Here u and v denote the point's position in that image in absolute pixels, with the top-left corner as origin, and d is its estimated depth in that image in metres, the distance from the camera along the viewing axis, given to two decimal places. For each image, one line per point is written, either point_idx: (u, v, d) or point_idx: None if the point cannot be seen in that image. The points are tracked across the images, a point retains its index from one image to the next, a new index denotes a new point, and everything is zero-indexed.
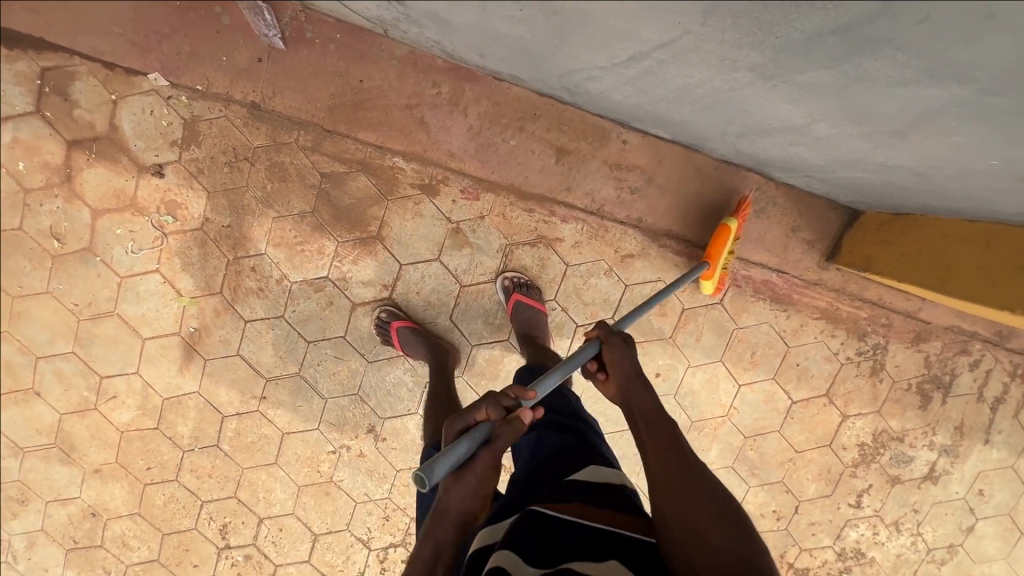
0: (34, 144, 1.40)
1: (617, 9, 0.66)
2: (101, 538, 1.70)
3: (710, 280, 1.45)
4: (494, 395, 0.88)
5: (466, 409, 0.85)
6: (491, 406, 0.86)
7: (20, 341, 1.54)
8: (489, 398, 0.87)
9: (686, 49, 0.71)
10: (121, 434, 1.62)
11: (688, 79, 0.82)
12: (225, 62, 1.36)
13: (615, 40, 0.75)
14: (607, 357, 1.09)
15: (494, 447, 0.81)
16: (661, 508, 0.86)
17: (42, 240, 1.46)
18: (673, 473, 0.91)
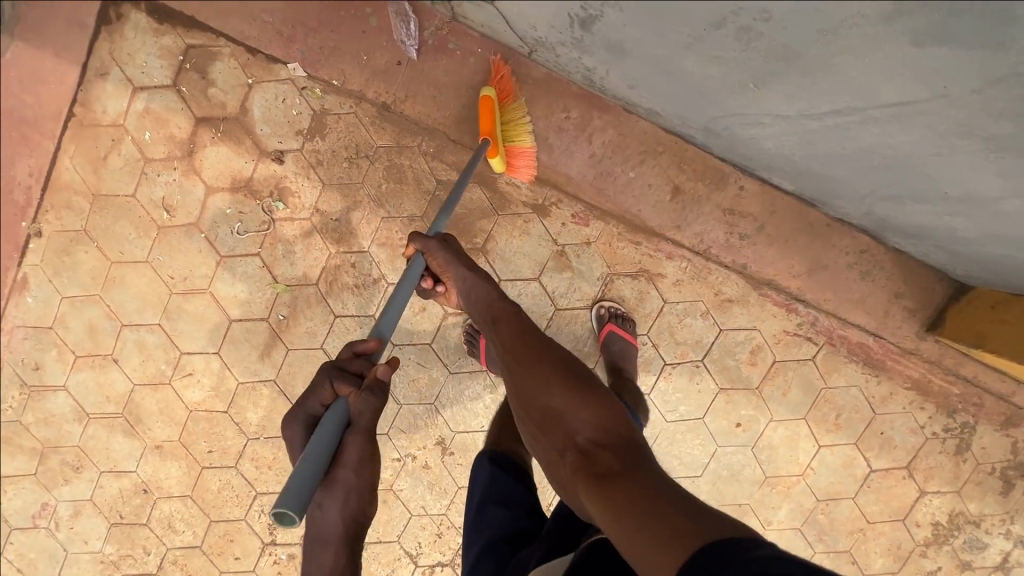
0: (164, 116, 1.43)
1: (875, 63, 0.74)
2: (147, 517, 1.67)
3: (496, 155, 1.34)
4: (327, 372, 0.88)
5: (308, 399, 0.87)
6: (336, 381, 0.86)
7: (108, 307, 1.53)
8: (327, 373, 0.88)
9: (921, 112, 0.80)
10: (189, 413, 1.60)
11: (886, 141, 0.89)
12: (364, 61, 1.38)
13: (839, 92, 0.82)
14: (433, 266, 1.09)
15: (355, 425, 0.82)
16: (536, 411, 0.87)
17: (152, 210, 1.48)
18: (514, 361, 0.92)
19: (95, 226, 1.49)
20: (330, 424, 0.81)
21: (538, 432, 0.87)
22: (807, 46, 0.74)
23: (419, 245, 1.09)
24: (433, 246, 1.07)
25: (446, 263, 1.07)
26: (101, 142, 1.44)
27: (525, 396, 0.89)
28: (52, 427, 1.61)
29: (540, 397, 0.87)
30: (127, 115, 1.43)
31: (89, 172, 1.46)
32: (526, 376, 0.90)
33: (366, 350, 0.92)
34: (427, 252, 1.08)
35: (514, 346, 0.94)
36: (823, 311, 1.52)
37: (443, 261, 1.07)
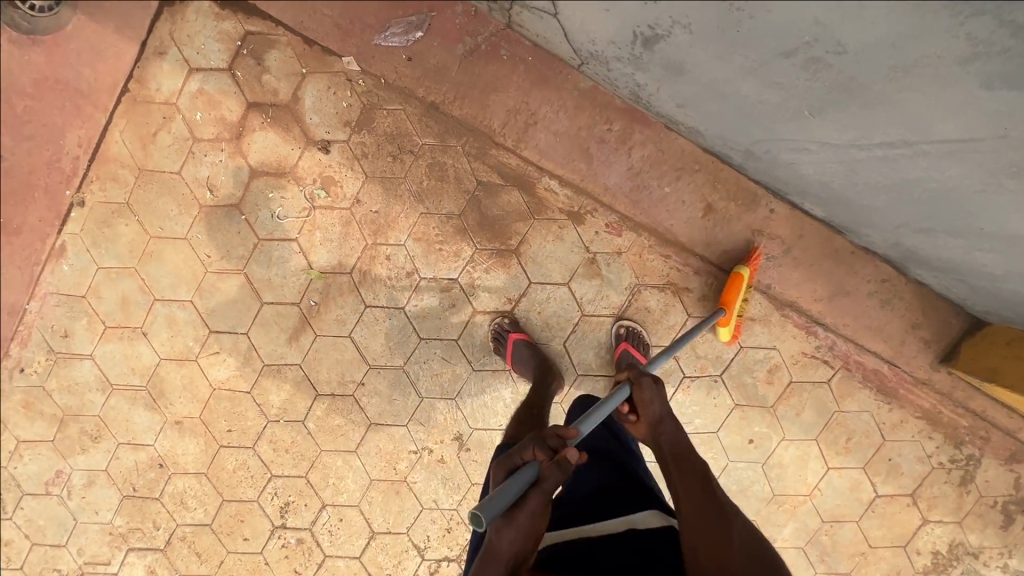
0: (218, 98, 1.47)
1: (937, 100, 0.83)
2: (160, 491, 1.68)
3: (726, 328, 1.48)
4: (539, 437, 0.97)
5: (515, 454, 0.95)
6: (537, 446, 0.95)
7: (143, 280, 1.56)
8: (533, 439, 0.97)
9: (973, 149, 0.88)
10: (212, 390, 1.62)
11: (930, 174, 0.96)
12: (416, 60, 1.42)
13: (895, 124, 0.89)
14: (636, 397, 1.12)
15: (544, 484, 0.90)
16: (708, 538, 0.91)
17: (196, 189, 1.51)
18: (700, 490, 1.00)
19: (139, 200, 1.53)
20: (528, 476, 0.88)
21: (705, 555, 0.89)
22: (873, 79, 0.83)
23: (631, 375, 1.14)
24: (647, 379, 1.13)
25: (654, 406, 1.12)
26: (153, 120, 1.49)
27: (689, 510, 0.96)
28: (75, 394, 1.63)
29: (714, 530, 0.92)
30: (181, 95, 1.47)
31: (139, 148, 1.50)
32: (698, 509, 0.96)
33: (566, 436, 0.97)
34: (635, 383, 1.13)
35: (706, 490, 1.00)
36: (841, 336, 1.56)
37: (646, 389, 1.12)
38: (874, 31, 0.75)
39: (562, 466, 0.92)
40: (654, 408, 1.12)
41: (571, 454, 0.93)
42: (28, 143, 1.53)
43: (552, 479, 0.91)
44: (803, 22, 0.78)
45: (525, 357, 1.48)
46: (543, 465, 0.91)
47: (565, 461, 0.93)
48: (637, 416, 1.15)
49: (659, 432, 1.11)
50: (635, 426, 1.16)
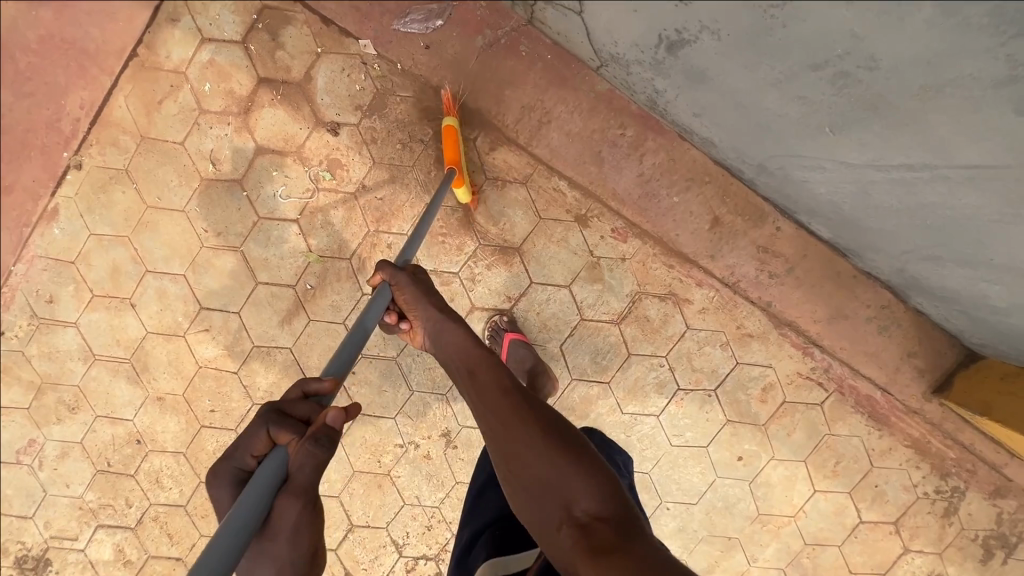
0: (228, 71, 1.44)
1: (960, 124, 0.84)
2: (135, 469, 1.63)
3: (460, 186, 1.40)
4: (267, 412, 0.75)
5: (242, 443, 0.73)
6: (274, 428, 0.73)
7: (135, 250, 1.53)
8: (264, 418, 0.74)
9: (990, 176, 0.89)
10: (198, 368, 1.58)
11: (944, 199, 0.97)
12: (434, 49, 1.41)
13: (914, 146, 0.91)
14: (399, 299, 1.04)
15: (295, 480, 0.68)
16: (527, 477, 0.81)
17: (197, 161, 1.48)
18: (499, 412, 0.87)
19: (137, 168, 1.49)
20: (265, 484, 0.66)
21: (531, 503, 0.79)
22: (901, 98, 0.84)
23: (385, 276, 1.04)
24: (400, 280, 1.03)
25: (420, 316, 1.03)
26: (159, 88, 1.46)
27: (506, 447, 0.84)
28: (55, 362, 1.58)
29: (547, 466, 0.80)
30: (190, 65, 1.44)
31: (142, 115, 1.47)
32: (509, 442, 0.84)
33: (318, 391, 0.80)
34: (394, 285, 1.03)
35: (517, 404, 0.87)
36: (837, 359, 1.56)
37: (413, 300, 1.03)
38: (907, 46, 0.76)
39: (315, 441, 0.70)
40: (446, 334, 1.00)
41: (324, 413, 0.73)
42: (28, 102, 1.49)
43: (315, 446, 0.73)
44: (836, 35, 0.79)
45: (520, 355, 1.44)
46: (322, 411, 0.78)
47: (322, 405, 0.79)
48: (408, 324, 1.09)
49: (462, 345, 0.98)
50: (412, 336, 1.09)
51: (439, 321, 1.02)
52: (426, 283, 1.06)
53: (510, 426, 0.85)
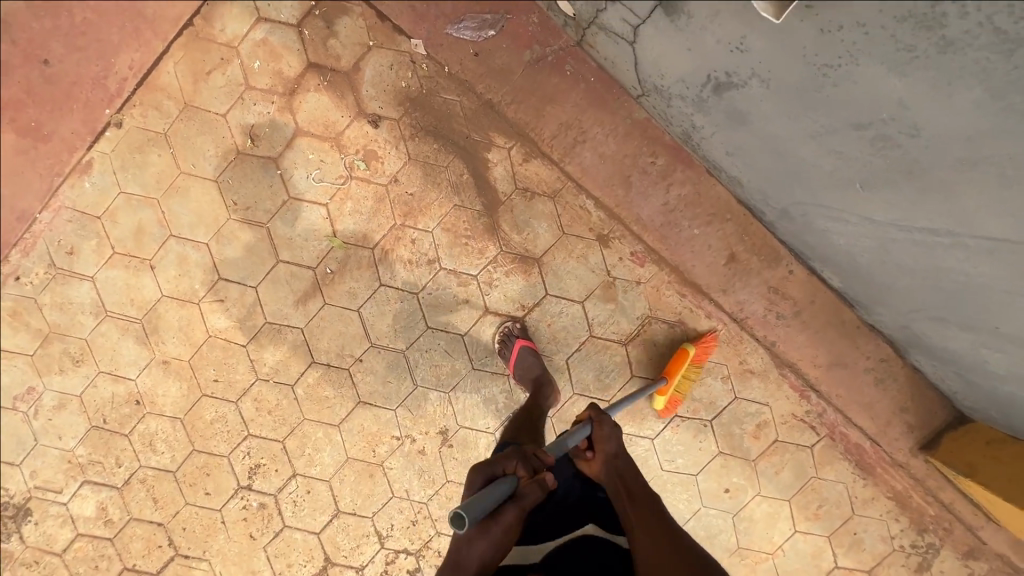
0: (279, 52, 1.48)
1: (988, 197, 0.89)
2: (131, 429, 1.64)
3: None
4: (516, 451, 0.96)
5: (494, 462, 0.92)
6: (518, 462, 0.93)
7: (162, 214, 1.55)
8: (517, 455, 0.95)
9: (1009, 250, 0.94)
10: (207, 337, 1.59)
11: (962, 265, 1.01)
12: (483, 58, 1.45)
13: (938, 212, 0.96)
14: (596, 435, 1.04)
15: (522, 500, 0.87)
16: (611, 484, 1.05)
17: (237, 135, 1.51)
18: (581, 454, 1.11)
19: (177, 134, 1.52)
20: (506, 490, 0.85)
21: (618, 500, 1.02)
22: (936, 164, 0.90)
23: (590, 413, 1.06)
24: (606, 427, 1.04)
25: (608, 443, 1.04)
26: (210, 59, 1.49)
27: (644, 531, 0.94)
28: (66, 314, 1.59)
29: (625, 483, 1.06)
30: (243, 41, 1.48)
31: (189, 83, 1.50)
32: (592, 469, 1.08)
33: (539, 463, 0.94)
34: (595, 424, 1.04)
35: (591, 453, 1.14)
36: (831, 405, 1.60)
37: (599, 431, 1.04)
38: (943, 117, 0.84)
39: (541, 481, 0.91)
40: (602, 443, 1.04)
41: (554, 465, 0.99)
42: (77, 55, 1.51)
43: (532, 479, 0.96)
44: (880, 96, 0.87)
45: (528, 363, 1.48)
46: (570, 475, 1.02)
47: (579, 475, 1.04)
48: (594, 454, 1.04)
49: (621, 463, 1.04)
50: (589, 464, 1.04)
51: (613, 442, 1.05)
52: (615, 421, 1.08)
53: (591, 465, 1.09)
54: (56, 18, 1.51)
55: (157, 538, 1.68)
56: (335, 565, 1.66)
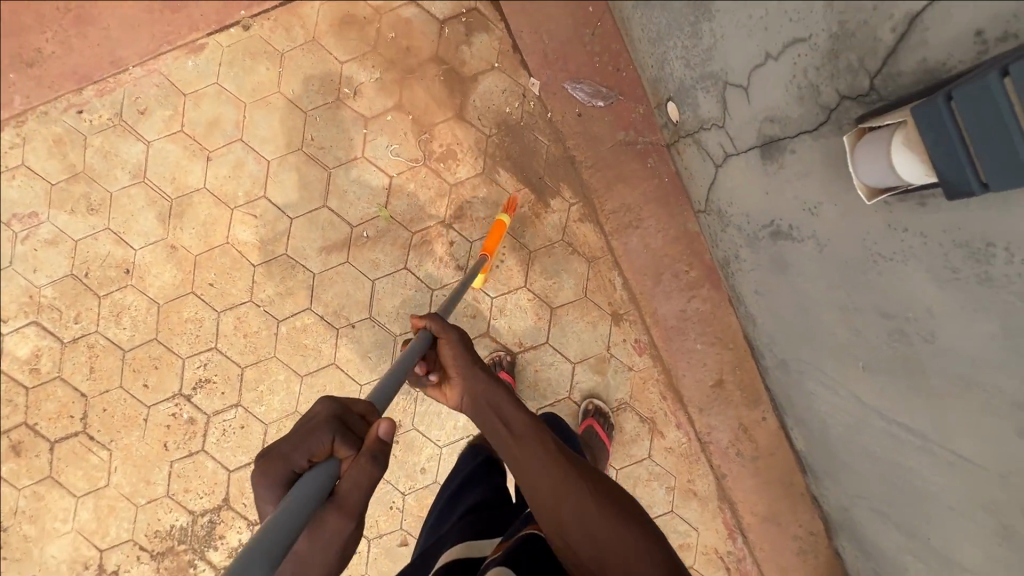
0: (416, 35, 1.60)
1: (971, 424, 0.90)
2: (107, 292, 1.62)
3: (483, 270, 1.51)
4: (328, 420, 0.71)
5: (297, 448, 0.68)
6: (337, 433, 0.71)
7: (242, 119, 1.61)
8: (329, 423, 0.71)
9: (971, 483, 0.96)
10: (224, 242, 1.62)
11: (923, 476, 1.05)
12: (583, 119, 1.59)
13: (921, 417, 0.99)
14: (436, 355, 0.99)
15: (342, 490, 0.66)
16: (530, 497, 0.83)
17: (343, 84, 1.60)
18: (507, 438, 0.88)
19: (291, 59, 1.61)
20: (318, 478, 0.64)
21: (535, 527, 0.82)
22: (938, 377, 0.92)
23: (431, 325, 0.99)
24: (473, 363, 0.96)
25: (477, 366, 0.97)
26: (353, 14, 1.61)
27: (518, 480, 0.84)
28: (107, 163, 1.61)
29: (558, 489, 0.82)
30: (390, 13, 1.60)
31: (326, 24, 1.61)
32: (520, 465, 0.85)
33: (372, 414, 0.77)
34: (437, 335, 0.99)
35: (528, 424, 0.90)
36: (751, 556, 1.65)
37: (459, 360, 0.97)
38: (961, 339, 0.84)
39: (373, 456, 0.69)
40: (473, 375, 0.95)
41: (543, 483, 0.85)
42: None
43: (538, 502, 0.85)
44: (914, 303, 0.89)
45: None
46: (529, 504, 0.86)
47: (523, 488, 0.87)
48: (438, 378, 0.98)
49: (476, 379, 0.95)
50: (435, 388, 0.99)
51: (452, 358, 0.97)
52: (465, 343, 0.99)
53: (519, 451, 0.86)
54: None
55: (75, 407, 1.63)
56: (231, 508, 1.63)
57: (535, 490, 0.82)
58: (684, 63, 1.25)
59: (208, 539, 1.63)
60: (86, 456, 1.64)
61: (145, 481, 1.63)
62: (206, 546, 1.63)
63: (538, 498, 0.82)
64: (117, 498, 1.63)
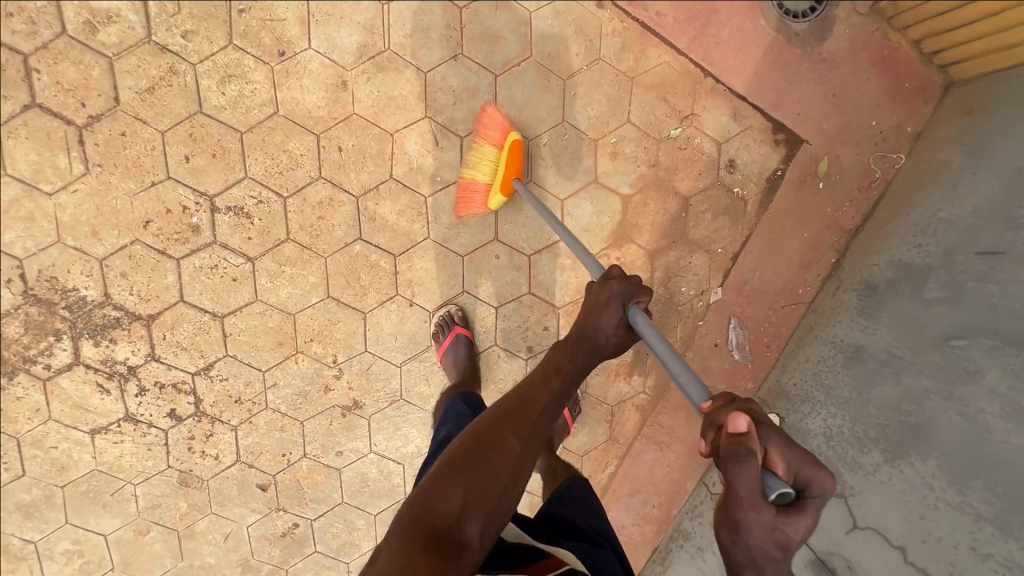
0: (695, 166, 1.51)
1: None
2: (244, 50, 1.29)
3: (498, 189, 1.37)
4: (623, 288, 0.95)
5: (646, 295, 0.96)
6: (633, 292, 0.94)
7: (514, 63, 1.38)
8: (625, 293, 0.94)
9: None
10: (390, 133, 1.37)
11: None
12: (713, 351, 1.63)
13: None
14: (623, 311, 0.94)
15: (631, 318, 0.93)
16: (492, 453, 0.82)
17: (611, 135, 1.45)
18: (511, 427, 0.86)
19: (598, 70, 1.42)
20: (641, 317, 0.92)
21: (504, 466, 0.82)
22: None
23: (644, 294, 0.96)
24: (618, 308, 0.94)
25: (613, 309, 0.94)
26: (678, 97, 1.46)
27: (486, 447, 0.83)
28: None
29: (491, 483, 0.80)
30: (699, 128, 1.49)
31: (654, 75, 1.44)
32: (492, 447, 0.83)
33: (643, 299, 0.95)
34: (616, 301, 0.94)
35: (486, 441, 0.84)
36: None
37: (599, 306, 0.95)
38: None
39: (625, 303, 0.94)
40: (603, 319, 0.94)
41: (752, 427, 0.65)
42: None
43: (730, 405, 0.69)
44: None
45: (461, 350, 1.44)
46: (768, 492, 0.64)
47: (769, 498, 0.64)
48: (607, 297, 0.95)
49: (596, 338, 0.95)
50: (608, 318, 0.94)
51: (588, 310, 0.96)
52: (608, 281, 0.97)
53: (495, 470, 0.81)
54: None
55: (95, 102, 1.26)
56: (147, 330, 1.39)
57: (479, 463, 0.81)
58: (828, 436, 1.32)
59: (97, 331, 1.37)
60: (52, 150, 1.27)
61: (91, 231, 1.32)
62: (88, 334, 1.37)
63: (479, 470, 0.80)
64: (46, 215, 1.30)
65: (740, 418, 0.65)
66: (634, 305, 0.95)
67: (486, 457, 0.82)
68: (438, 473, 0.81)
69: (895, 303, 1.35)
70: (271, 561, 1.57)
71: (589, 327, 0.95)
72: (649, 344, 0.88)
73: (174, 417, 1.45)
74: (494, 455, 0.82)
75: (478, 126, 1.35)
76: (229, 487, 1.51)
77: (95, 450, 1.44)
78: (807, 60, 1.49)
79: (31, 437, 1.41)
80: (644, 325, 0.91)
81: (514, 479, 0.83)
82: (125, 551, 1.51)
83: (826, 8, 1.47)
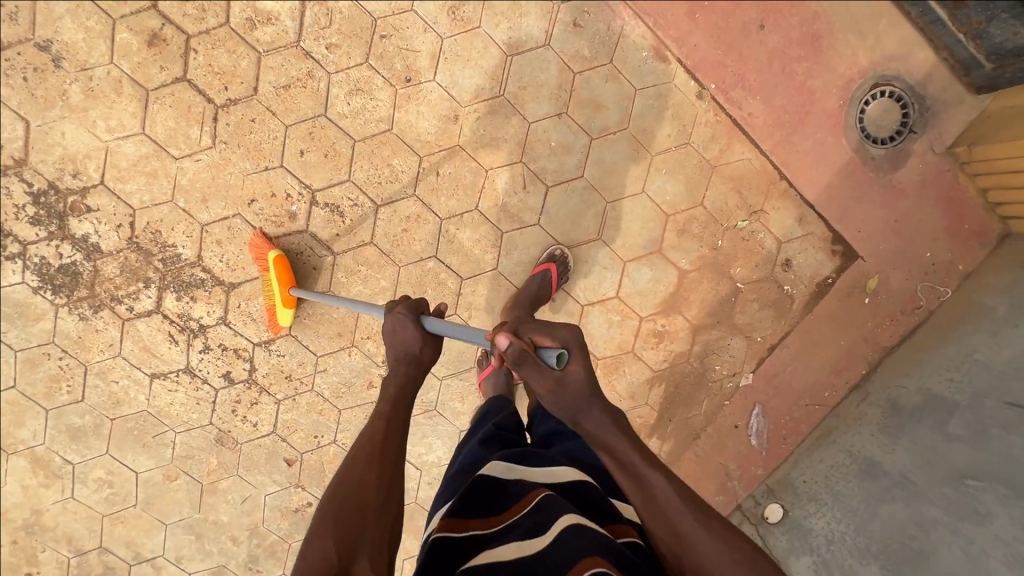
0: (753, 257, 1.60)
1: None
2: (377, 70, 1.43)
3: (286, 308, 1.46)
4: (406, 306, 0.98)
5: (417, 302, 1.01)
6: (403, 304, 0.99)
7: (611, 132, 1.50)
8: (405, 308, 0.98)
9: None
10: (485, 170, 1.49)
11: None
12: (732, 431, 1.70)
13: None
14: (404, 324, 0.97)
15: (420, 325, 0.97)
16: (348, 485, 0.82)
17: (683, 214, 1.56)
18: (356, 457, 0.85)
19: (684, 153, 1.53)
20: (433, 321, 0.98)
21: (360, 486, 0.81)
22: None
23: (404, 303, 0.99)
24: (412, 323, 0.97)
25: (409, 326, 0.97)
26: (751, 192, 1.57)
27: (343, 484, 0.82)
28: (510, 12, 1.43)
29: (360, 500, 0.80)
30: (765, 224, 1.59)
31: (734, 168, 1.55)
32: (345, 484, 0.82)
33: (418, 304, 1.00)
34: (399, 317, 0.97)
35: (342, 477, 0.83)
36: None
37: (396, 330, 0.97)
38: None
39: (409, 308, 0.98)
40: (402, 336, 0.97)
41: (509, 339, 0.81)
42: (764, 53, 1.49)
43: (510, 343, 0.81)
44: None
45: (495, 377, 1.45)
46: (546, 363, 0.81)
47: (552, 365, 0.81)
48: (400, 313, 0.97)
49: (415, 358, 0.97)
50: (403, 330, 0.97)
51: (387, 336, 0.98)
52: (399, 303, 1.00)
53: (356, 495, 0.80)
54: (804, 30, 1.49)
55: (236, 87, 1.40)
56: (226, 296, 1.50)
57: (344, 497, 0.80)
58: (829, 539, 1.40)
59: (182, 287, 1.49)
60: (188, 122, 1.41)
61: (202, 198, 1.45)
62: (174, 288, 1.49)
63: (342, 500, 0.80)
64: (168, 175, 1.43)
65: (498, 337, 0.82)
66: (427, 316, 1.00)
67: (346, 493, 0.81)
68: (313, 529, 0.77)
69: (916, 429, 1.42)
70: (278, 532, 1.65)
71: (398, 353, 0.97)
72: (454, 335, 0.96)
73: (228, 379, 1.56)
74: (350, 488, 0.81)
75: (251, 248, 1.45)
76: (259, 455, 1.61)
77: (150, 392, 1.55)
78: (877, 184, 1.59)
79: (97, 367, 1.52)
80: (437, 325, 0.97)
81: (383, 483, 0.83)
82: (150, 491, 1.60)
83: (905, 141, 1.57)
